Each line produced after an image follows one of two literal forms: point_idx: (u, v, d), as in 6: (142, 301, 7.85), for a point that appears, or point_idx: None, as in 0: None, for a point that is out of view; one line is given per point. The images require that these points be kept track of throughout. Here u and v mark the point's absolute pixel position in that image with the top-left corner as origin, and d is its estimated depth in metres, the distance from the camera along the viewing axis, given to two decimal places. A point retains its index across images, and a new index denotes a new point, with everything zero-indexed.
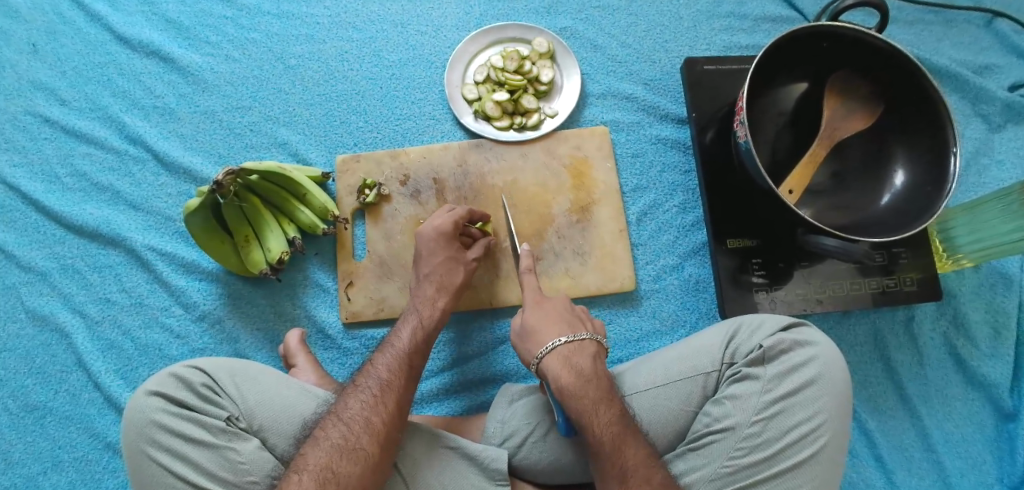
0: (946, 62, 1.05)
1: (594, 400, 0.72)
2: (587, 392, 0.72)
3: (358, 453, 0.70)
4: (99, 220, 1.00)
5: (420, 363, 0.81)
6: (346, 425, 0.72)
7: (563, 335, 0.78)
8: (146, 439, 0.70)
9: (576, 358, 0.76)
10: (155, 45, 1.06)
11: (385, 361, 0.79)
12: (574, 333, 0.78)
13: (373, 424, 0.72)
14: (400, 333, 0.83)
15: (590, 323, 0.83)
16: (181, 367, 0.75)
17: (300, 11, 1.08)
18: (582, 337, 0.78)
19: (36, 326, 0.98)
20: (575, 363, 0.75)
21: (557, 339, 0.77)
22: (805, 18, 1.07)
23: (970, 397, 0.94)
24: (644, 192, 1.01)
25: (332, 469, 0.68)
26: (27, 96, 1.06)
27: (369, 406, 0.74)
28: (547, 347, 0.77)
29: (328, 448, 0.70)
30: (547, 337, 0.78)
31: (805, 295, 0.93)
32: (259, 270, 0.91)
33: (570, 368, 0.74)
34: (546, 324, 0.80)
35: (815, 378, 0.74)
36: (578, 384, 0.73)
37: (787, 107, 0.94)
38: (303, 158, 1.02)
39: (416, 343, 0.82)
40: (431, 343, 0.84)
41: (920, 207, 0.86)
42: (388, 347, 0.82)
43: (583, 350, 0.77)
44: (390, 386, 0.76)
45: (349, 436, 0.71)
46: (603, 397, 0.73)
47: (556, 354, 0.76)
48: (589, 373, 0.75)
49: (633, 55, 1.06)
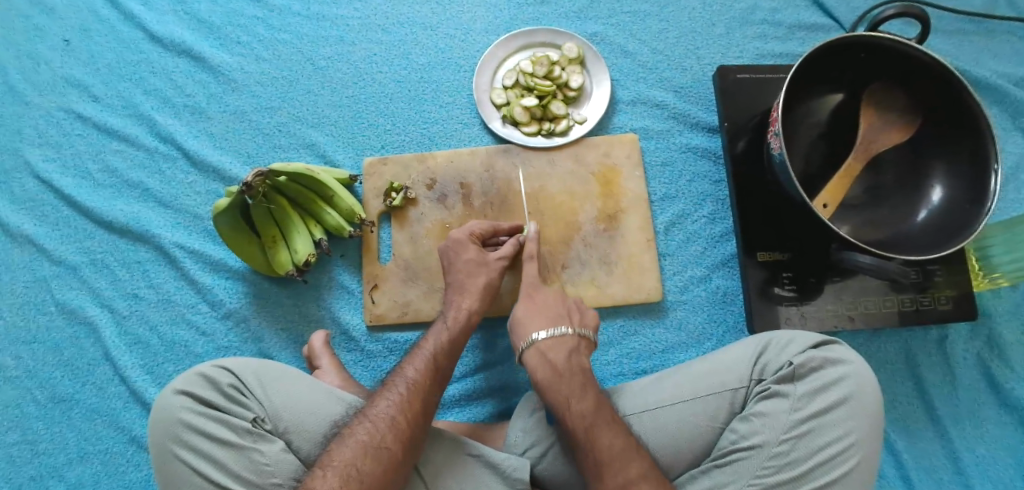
0: (986, 74, 1.03)
1: (568, 392, 0.74)
2: (560, 386, 0.74)
3: (382, 452, 0.70)
4: (129, 216, 1.01)
5: (448, 367, 0.81)
6: (371, 422, 0.72)
7: (543, 330, 0.80)
8: (173, 438, 0.71)
9: (553, 352, 0.78)
10: (186, 44, 1.07)
11: (414, 363, 0.79)
12: (555, 328, 0.80)
13: (398, 423, 0.72)
14: (430, 335, 0.83)
15: (581, 315, 0.84)
16: (209, 366, 0.76)
17: (330, 13, 1.08)
18: (564, 331, 0.80)
19: (66, 319, 0.99)
20: (551, 358, 0.77)
21: (537, 333, 0.79)
22: (841, 27, 1.05)
23: (1004, 421, 0.92)
24: (673, 201, 0.99)
25: (356, 467, 0.68)
26: (62, 93, 1.07)
27: (396, 405, 0.74)
28: (528, 341, 0.79)
29: (353, 445, 0.70)
30: (531, 329, 0.81)
31: (836, 312, 0.91)
32: (285, 271, 0.91)
33: (546, 364, 0.77)
34: (529, 317, 0.82)
35: (847, 397, 0.72)
36: (551, 379, 0.75)
37: (821, 119, 0.92)
38: (330, 160, 1.02)
39: (444, 347, 0.81)
40: (459, 348, 0.83)
41: (957, 225, 0.84)
42: (416, 350, 0.81)
43: (562, 345, 0.79)
44: (417, 387, 0.76)
45: (375, 434, 0.71)
46: (577, 388, 0.74)
47: (534, 348, 0.78)
48: (563, 367, 0.76)
49: (664, 62, 1.05)
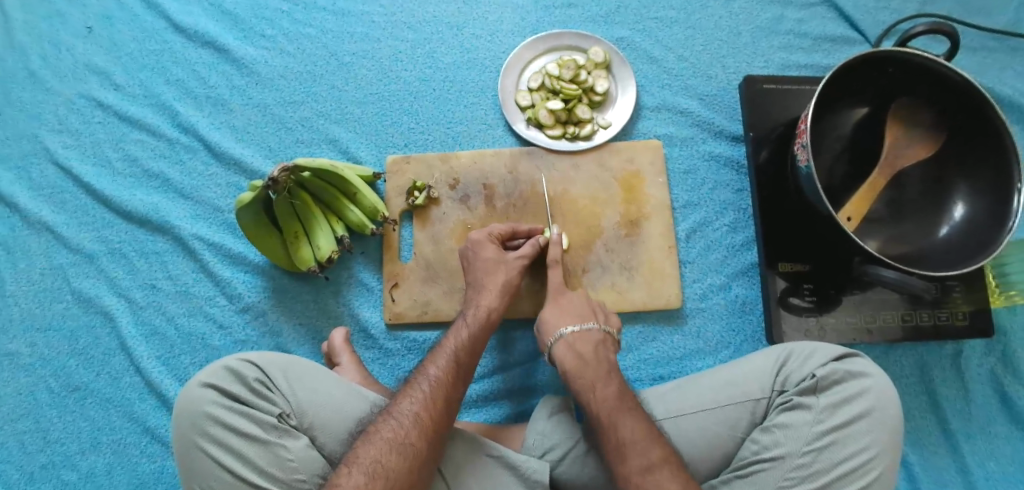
0: (1009, 92, 1.03)
1: (593, 378, 0.76)
2: (585, 373, 0.77)
3: (407, 448, 0.70)
4: (148, 206, 1.01)
5: (470, 364, 0.81)
6: (396, 420, 0.72)
7: (572, 325, 0.82)
8: (198, 430, 0.71)
9: (580, 344, 0.80)
10: (210, 35, 1.07)
11: (437, 361, 0.79)
12: (581, 323, 0.82)
13: (422, 419, 0.72)
14: (452, 334, 0.83)
15: (606, 315, 0.86)
16: (234, 359, 0.75)
17: (356, 9, 1.08)
18: (589, 327, 0.82)
19: (82, 307, 0.99)
20: (579, 350, 0.80)
21: (565, 328, 0.82)
22: (866, 40, 1.06)
23: (1015, 437, 0.93)
24: (695, 209, 1.00)
25: (381, 463, 0.68)
26: (84, 80, 1.07)
27: (418, 402, 0.74)
28: (556, 336, 0.82)
29: (379, 442, 0.70)
30: (558, 326, 0.83)
31: (855, 325, 0.91)
32: (307, 267, 0.91)
33: (573, 353, 0.79)
34: (557, 313, 0.84)
35: (869, 410, 0.72)
36: (577, 366, 0.78)
37: (846, 131, 0.92)
38: (353, 157, 1.02)
39: (466, 345, 0.81)
40: (481, 347, 0.83)
41: (979, 242, 0.84)
42: (437, 348, 0.81)
43: (587, 338, 0.81)
44: (439, 384, 0.76)
45: (399, 430, 0.71)
46: (602, 374, 0.77)
47: (562, 341, 0.81)
48: (590, 356, 0.79)
49: (689, 69, 1.05)
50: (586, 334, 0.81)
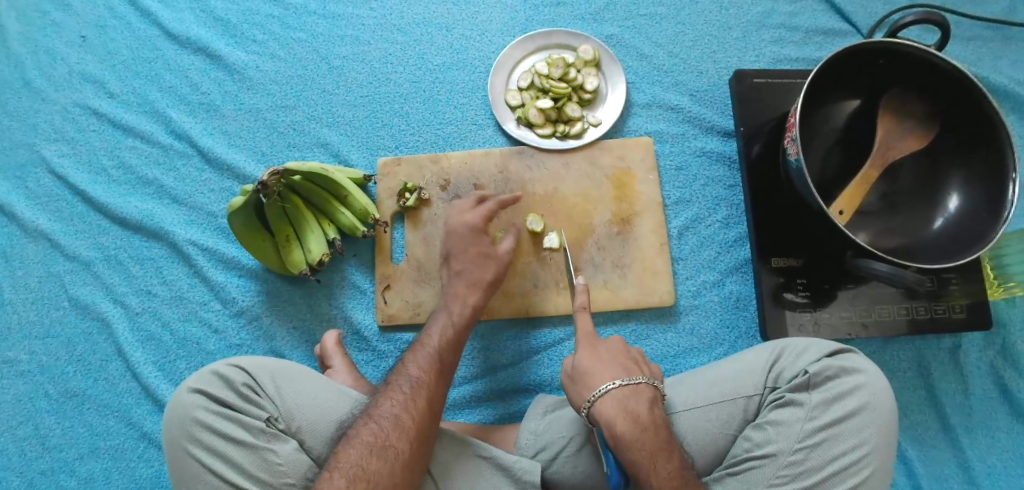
0: (1005, 81, 1.02)
1: (650, 452, 0.69)
2: (645, 443, 0.69)
3: (388, 451, 0.70)
4: (143, 213, 1.01)
5: (451, 361, 0.81)
6: (376, 423, 0.72)
7: (616, 379, 0.72)
8: (186, 436, 0.71)
9: (632, 403, 0.71)
10: (202, 41, 1.07)
11: (417, 361, 0.79)
12: (628, 377, 0.73)
13: (403, 421, 0.72)
14: (432, 332, 0.83)
15: (647, 365, 0.77)
16: (223, 365, 0.76)
17: (346, 12, 1.08)
18: (638, 381, 0.73)
19: (79, 314, 1.00)
20: (631, 409, 0.71)
21: (609, 383, 0.72)
22: (858, 32, 1.05)
23: (1015, 430, 0.92)
24: (687, 205, 0.99)
25: (363, 466, 0.68)
26: (78, 88, 1.08)
27: (400, 403, 0.74)
28: (598, 391, 0.72)
29: (359, 446, 0.70)
30: (599, 380, 0.73)
31: (850, 320, 0.90)
32: (299, 270, 0.91)
33: (626, 416, 0.70)
34: (595, 368, 0.74)
35: (861, 407, 0.72)
36: (635, 433, 0.69)
37: (839, 124, 0.91)
38: (344, 160, 1.02)
39: (448, 341, 0.82)
40: (463, 344, 0.84)
41: (974, 234, 0.83)
42: (420, 346, 0.82)
43: (639, 396, 0.72)
44: (420, 384, 0.76)
45: (380, 434, 0.71)
46: (661, 447, 0.69)
47: (610, 398, 0.71)
48: (645, 421, 0.70)
49: (680, 65, 1.04)
50: (634, 392, 0.72)
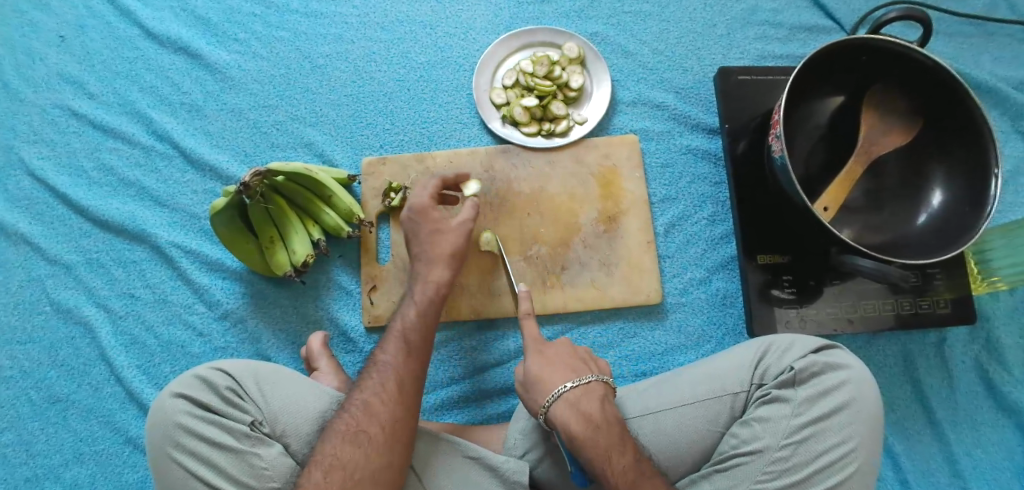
0: (987, 77, 1.02)
1: (606, 449, 0.69)
2: (598, 441, 0.69)
3: (361, 437, 0.70)
4: (125, 215, 1.00)
5: (422, 341, 0.80)
6: (348, 411, 0.72)
7: (568, 381, 0.73)
8: (169, 441, 0.70)
9: (583, 403, 0.72)
10: (183, 41, 1.06)
11: (388, 348, 0.78)
12: (580, 377, 0.74)
13: (372, 407, 0.72)
14: (399, 317, 0.82)
15: (596, 364, 0.79)
16: (205, 368, 0.75)
17: (329, 10, 1.07)
18: (588, 380, 0.74)
19: (61, 318, 0.98)
20: (582, 409, 0.71)
21: (563, 385, 0.73)
22: (842, 29, 1.05)
23: (1000, 424, 0.92)
24: (673, 203, 0.99)
25: (337, 455, 0.68)
26: (58, 90, 1.06)
27: (369, 390, 0.74)
28: (553, 394, 0.72)
29: (332, 435, 0.70)
30: (553, 383, 0.74)
31: (836, 315, 0.91)
32: (283, 272, 0.90)
33: (578, 414, 0.70)
34: (547, 371, 0.75)
35: (849, 401, 0.72)
36: (586, 432, 0.69)
37: (823, 120, 0.91)
38: (328, 160, 1.01)
39: (415, 324, 0.81)
40: (434, 324, 0.83)
41: (958, 228, 0.84)
42: (388, 333, 0.81)
43: (589, 395, 0.72)
44: (388, 370, 0.76)
45: (350, 421, 0.71)
46: (616, 441, 0.69)
47: (562, 401, 0.71)
48: (597, 419, 0.70)
49: (665, 63, 1.04)
50: (587, 389, 0.73)
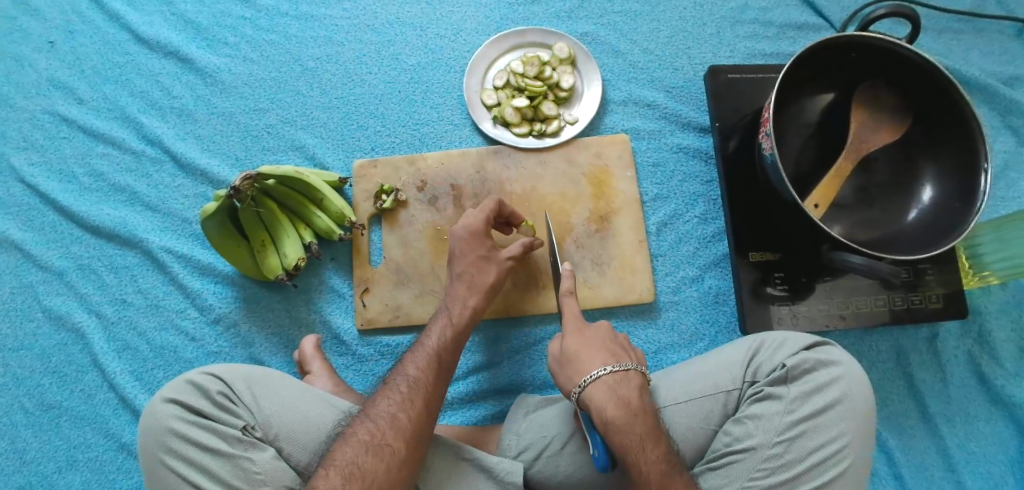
0: (976, 73, 1.03)
1: (641, 436, 0.68)
2: (634, 427, 0.68)
3: (384, 450, 0.69)
4: (116, 221, 1.00)
5: (451, 361, 0.81)
6: (373, 422, 0.72)
7: (606, 365, 0.72)
8: (161, 446, 0.70)
9: (622, 389, 0.71)
10: (173, 45, 1.06)
11: (415, 361, 0.79)
12: (618, 363, 0.73)
13: (400, 421, 0.72)
14: (431, 332, 0.82)
15: (634, 352, 0.77)
16: (197, 373, 0.75)
17: (319, 13, 1.07)
18: (627, 367, 0.73)
19: (53, 325, 0.98)
20: (621, 394, 0.71)
21: (599, 370, 0.72)
22: (831, 26, 1.05)
23: (994, 417, 0.93)
24: (665, 202, 0.99)
25: (358, 465, 0.68)
26: (47, 96, 1.06)
27: (397, 403, 0.73)
28: (591, 376, 0.71)
29: (356, 444, 0.69)
30: (592, 365, 0.73)
31: (828, 312, 0.91)
32: (275, 276, 0.90)
33: (617, 400, 0.70)
34: (586, 352, 0.74)
35: (841, 398, 0.72)
36: (625, 417, 0.69)
37: (813, 118, 0.92)
38: (320, 163, 1.01)
39: (446, 342, 0.81)
40: (463, 344, 0.84)
41: (948, 224, 0.84)
42: (419, 346, 0.81)
43: (628, 382, 0.72)
44: (418, 384, 0.76)
45: (376, 432, 0.71)
46: (650, 432, 0.69)
47: (601, 384, 0.71)
48: (636, 406, 0.70)
49: (655, 62, 1.04)
50: (624, 377, 0.72)
